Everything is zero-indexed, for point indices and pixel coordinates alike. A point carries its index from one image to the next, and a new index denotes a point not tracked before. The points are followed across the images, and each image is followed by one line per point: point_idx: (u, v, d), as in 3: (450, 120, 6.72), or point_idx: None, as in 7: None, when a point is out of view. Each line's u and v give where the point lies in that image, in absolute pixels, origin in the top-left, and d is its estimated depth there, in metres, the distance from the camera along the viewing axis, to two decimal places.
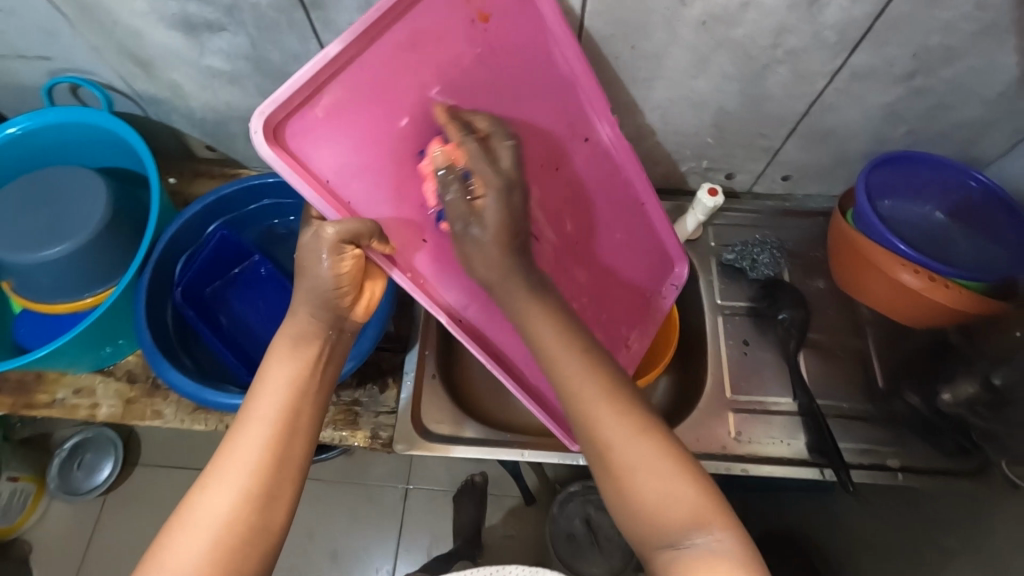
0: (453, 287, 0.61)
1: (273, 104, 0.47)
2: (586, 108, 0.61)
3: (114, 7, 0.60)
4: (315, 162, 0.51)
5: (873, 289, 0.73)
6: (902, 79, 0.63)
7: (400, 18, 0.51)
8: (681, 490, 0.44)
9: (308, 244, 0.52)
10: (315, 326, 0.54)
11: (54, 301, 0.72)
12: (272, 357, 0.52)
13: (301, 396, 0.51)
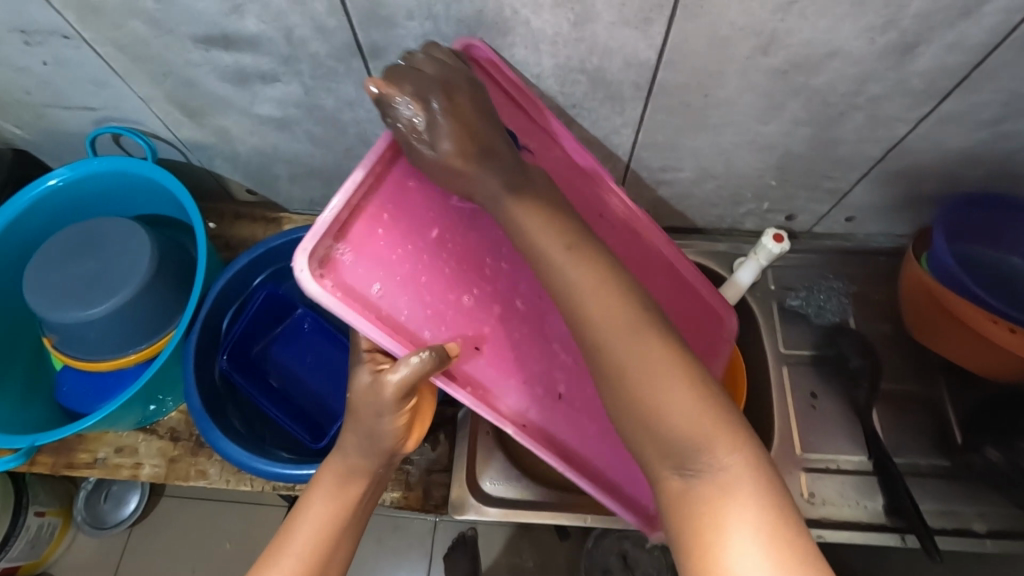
0: (514, 392, 0.56)
1: (313, 239, 0.47)
2: (597, 190, 0.61)
3: (165, 58, 0.58)
4: (361, 288, 0.49)
5: (949, 340, 0.69)
6: (990, 124, 0.59)
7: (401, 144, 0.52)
8: (692, 406, 0.40)
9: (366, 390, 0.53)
10: (365, 472, 0.56)
11: (98, 357, 0.70)
12: (315, 490, 0.55)
13: (334, 531, 0.54)
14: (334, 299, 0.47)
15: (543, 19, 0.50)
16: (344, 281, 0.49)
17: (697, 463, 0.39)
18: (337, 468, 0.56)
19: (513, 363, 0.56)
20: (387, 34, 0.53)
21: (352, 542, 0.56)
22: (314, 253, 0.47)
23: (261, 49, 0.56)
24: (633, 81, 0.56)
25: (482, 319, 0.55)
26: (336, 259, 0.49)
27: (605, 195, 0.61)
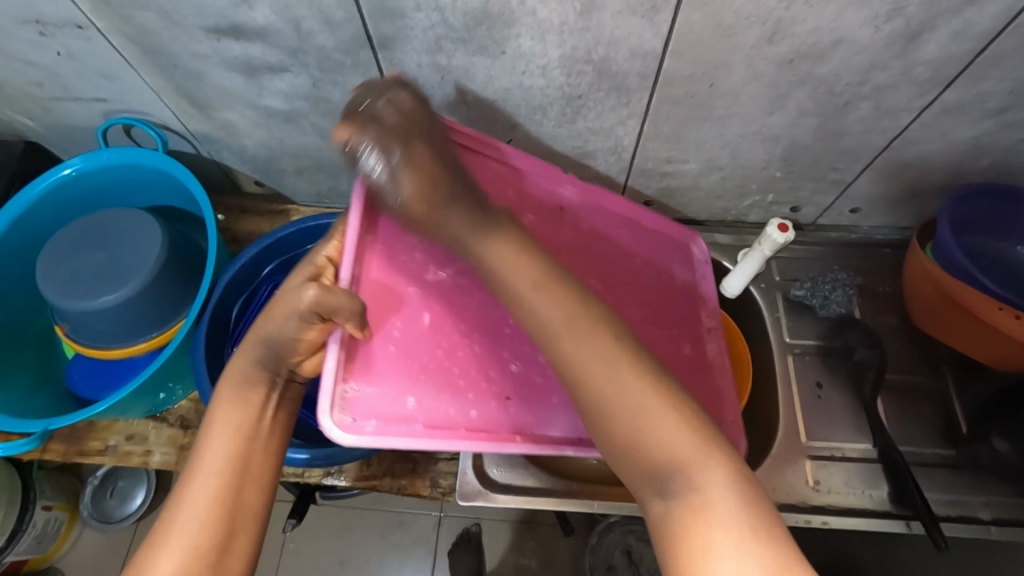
0: (555, 421, 0.58)
1: (327, 400, 0.51)
2: (560, 188, 0.66)
3: (176, 49, 0.59)
4: (383, 415, 0.53)
5: (957, 331, 0.70)
6: (995, 113, 0.59)
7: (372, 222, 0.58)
8: (673, 432, 0.43)
9: (289, 296, 0.52)
10: (256, 372, 0.53)
11: (109, 346, 0.70)
12: (216, 406, 0.52)
13: (249, 444, 0.50)
14: (373, 434, 0.52)
15: (550, 9, 0.50)
16: (374, 411, 0.53)
17: (677, 485, 0.42)
18: (235, 377, 0.52)
19: (544, 394, 0.59)
20: (395, 25, 0.53)
21: (282, 446, 0.52)
22: (335, 405, 0.52)
23: (270, 41, 0.56)
24: (639, 72, 0.57)
25: (502, 372, 0.59)
26: (355, 390, 0.53)
27: (557, 185, 0.66)
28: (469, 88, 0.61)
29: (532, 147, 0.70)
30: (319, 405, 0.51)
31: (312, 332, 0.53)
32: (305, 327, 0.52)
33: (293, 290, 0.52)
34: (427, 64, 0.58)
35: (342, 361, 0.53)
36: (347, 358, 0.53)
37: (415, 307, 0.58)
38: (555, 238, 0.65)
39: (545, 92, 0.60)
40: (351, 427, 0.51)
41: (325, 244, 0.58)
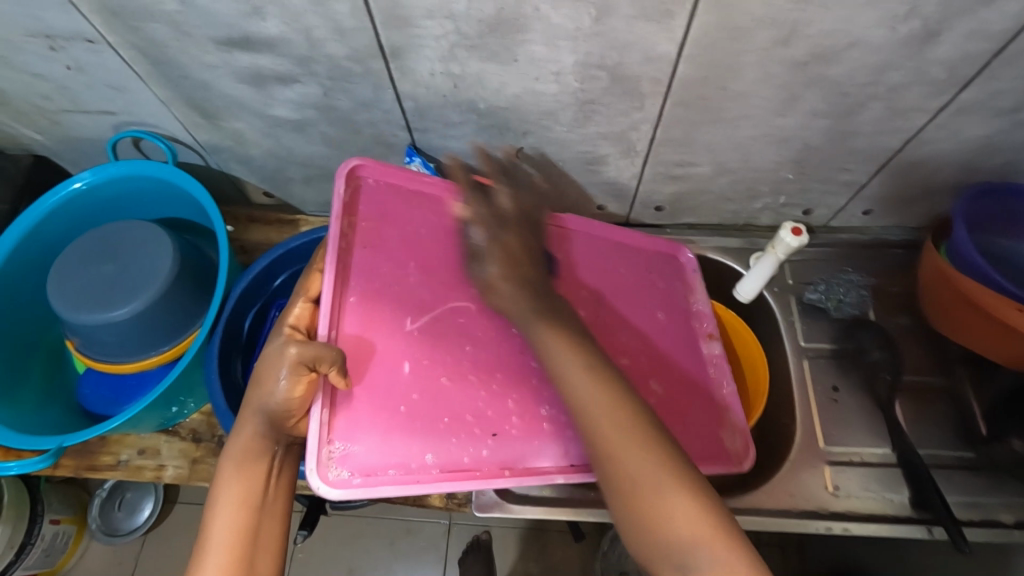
0: (546, 451, 0.58)
1: (313, 458, 0.51)
2: (534, 215, 0.69)
3: (187, 60, 0.59)
4: (372, 469, 0.53)
5: (975, 334, 0.69)
6: (1009, 112, 0.59)
7: (346, 269, 0.59)
8: (687, 521, 0.45)
9: (270, 359, 0.53)
10: (257, 446, 0.53)
11: (120, 360, 0.70)
12: (221, 480, 0.52)
13: (259, 514, 0.52)
14: (361, 487, 0.52)
15: (563, 14, 0.50)
16: (361, 464, 0.53)
17: (694, 564, 0.45)
18: (237, 451, 0.53)
19: (538, 427, 0.58)
20: (406, 33, 0.53)
21: (289, 511, 0.54)
22: (323, 464, 0.52)
23: (281, 50, 0.56)
24: (652, 76, 0.56)
25: (489, 408, 0.58)
26: (343, 450, 0.53)
27: (537, 213, 0.69)
28: (481, 94, 0.60)
29: (542, 152, 0.69)
30: (307, 463, 0.51)
31: (299, 389, 0.52)
32: (295, 381, 0.52)
33: (276, 350, 0.52)
34: (439, 71, 0.58)
35: (325, 419, 0.53)
36: (330, 416, 0.53)
37: (398, 355, 0.57)
38: (540, 266, 0.67)
39: (558, 97, 0.60)
40: (341, 483, 0.51)
41: (289, 313, 0.58)
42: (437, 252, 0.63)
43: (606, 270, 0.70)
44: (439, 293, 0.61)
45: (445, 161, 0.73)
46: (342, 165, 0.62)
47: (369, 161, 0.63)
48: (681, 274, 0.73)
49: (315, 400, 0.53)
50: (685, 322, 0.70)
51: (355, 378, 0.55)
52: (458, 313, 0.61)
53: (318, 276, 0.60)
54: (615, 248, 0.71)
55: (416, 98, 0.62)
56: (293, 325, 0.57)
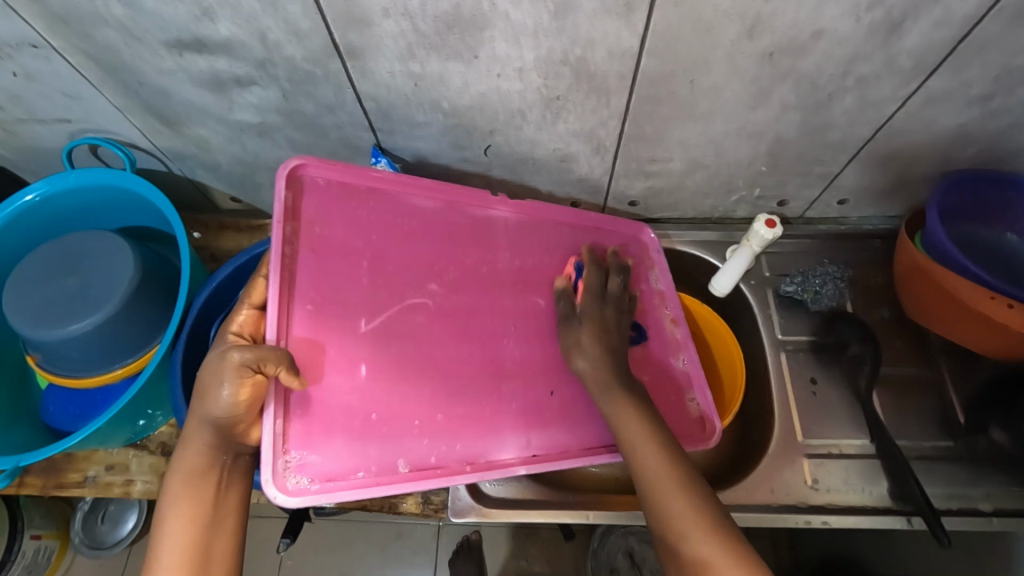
0: (507, 441, 0.61)
1: (267, 470, 0.50)
2: (485, 208, 0.68)
3: (139, 66, 0.57)
4: (332, 473, 0.54)
5: (953, 324, 0.68)
6: (980, 100, 0.58)
7: (294, 270, 0.57)
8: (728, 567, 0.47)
9: (210, 368, 0.50)
10: (206, 462, 0.52)
11: (83, 375, 0.69)
12: (165, 500, 0.51)
13: (208, 533, 0.51)
14: (319, 492, 0.52)
15: (522, 11, 0.49)
16: (319, 468, 0.53)
17: None
18: (185, 469, 0.51)
19: (495, 420, 0.61)
20: (363, 34, 0.52)
21: (243, 520, 0.53)
22: (280, 475, 0.51)
23: (236, 54, 0.54)
24: (618, 72, 0.55)
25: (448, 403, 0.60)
26: (298, 457, 0.53)
27: (492, 206, 0.68)
28: (444, 94, 0.59)
29: (512, 150, 0.68)
30: (262, 474, 0.50)
31: (245, 393, 0.50)
32: (239, 386, 0.49)
33: (218, 355, 0.50)
34: (400, 71, 0.56)
35: (279, 429, 0.52)
36: (284, 426, 0.53)
37: (353, 358, 0.57)
38: (494, 260, 0.67)
39: (524, 95, 0.59)
40: (299, 491, 0.51)
41: (232, 320, 0.57)
42: (390, 251, 0.62)
43: (562, 264, 0.69)
44: (393, 294, 0.61)
45: (414, 161, 0.71)
46: (282, 166, 0.58)
47: (312, 160, 0.60)
48: (642, 261, 0.74)
49: (267, 411, 0.52)
50: (646, 307, 0.71)
51: (310, 382, 0.55)
52: (416, 312, 0.62)
53: (262, 282, 0.59)
54: (570, 238, 0.71)
55: (378, 99, 0.60)
56: (238, 332, 0.56)
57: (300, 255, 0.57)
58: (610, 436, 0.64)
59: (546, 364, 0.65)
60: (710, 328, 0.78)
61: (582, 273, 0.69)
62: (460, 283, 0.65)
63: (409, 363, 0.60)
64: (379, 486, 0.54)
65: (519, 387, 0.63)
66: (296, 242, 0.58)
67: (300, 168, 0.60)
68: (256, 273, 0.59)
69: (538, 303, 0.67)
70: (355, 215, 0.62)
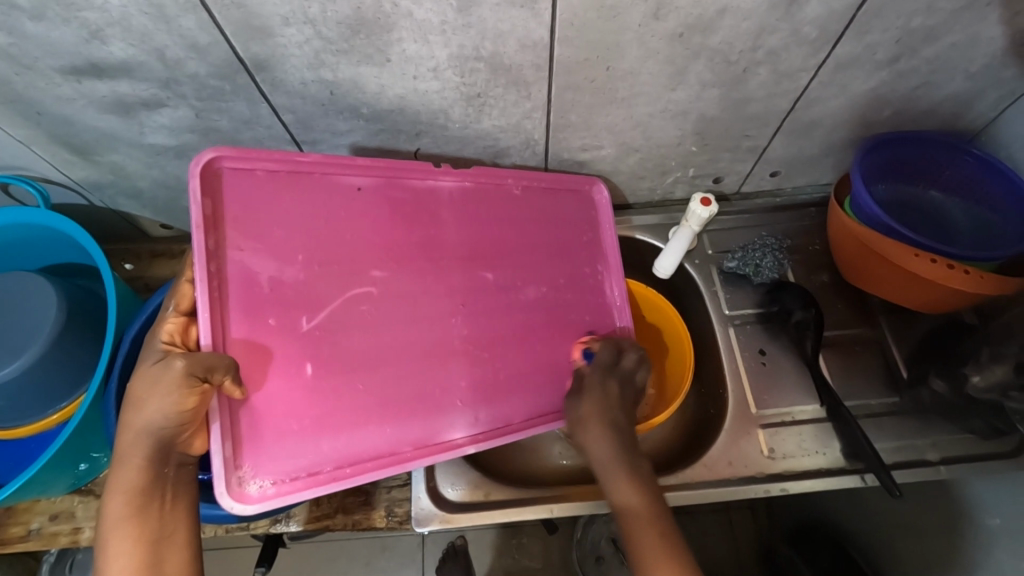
0: (456, 419, 0.60)
1: (222, 483, 0.50)
2: (424, 178, 0.64)
3: (36, 95, 0.54)
4: (287, 474, 0.53)
5: (892, 286, 0.70)
6: (887, 63, 0.60)
7: (227, 271, 0.53)
8: (627, 491, 0.55)
9: (149, 376, 0.48)
10: (145, 477, 0.48)
11: (16, 424, 0.66)
12: (106, 522, 0.47)
13: (157, 547, 0.48)
14: (276, 496, 0.52)
15: (426, 8, 0.48)
16: (275, 471, 0.52)
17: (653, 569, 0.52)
18: (125, 489, 0.47)
19: (443, 400, 0.60)
20: (266, 44, 0.50)
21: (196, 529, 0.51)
22: (236, 487, 0.51)
23: (136, 75, 0.52)
24: (533, 63, 0.55)
25: (397, 389, 0.59)
26: (251, 467, 0.52)
27: (436, 174, 0.65)
28: (362, 99, 0.58)
29: (441, 151, 0.67)
30: (217, 488, 0.50)
31: (192, 401, 0.48)
32: (184, 395, 0.47)
33: (158, 368, 0.48)
34: (312, 79, 0.55)
35: (228, 453, 0.51)
36: (232, 448, 0.51)
37: (296, 357, 0.55)
38: (441, 231, 0.64)
39: (443, 94, 0.58)
40: (257, 498, 0.51)
41: (158, 329, 0.52)
42: (326, 239, 0.59)
43: (509, 227, 0.68)
44: (333, 284, 0.58)
45: None
46: (194, 164, 0.53)
47: (228, 151, 0.55)
48: (591, 219, 0.73)
49: (214, 430, 0.50)
50: (589, 276, 0.71)
51: (252, 388, 0.53)
52: (359, 301, 0.59)
53: (190, 288, 0.55)
54: (518, 199, 0.69)
55: (295, 110, 0.59)
56: (169, 341, 0.52)
57: (229, 262, 0.54)
58: (559, 403, 0.64)
59: (494, 337, 0.64)
60: (659, 312, 0.79)
61: (527, 235, 0.69)
62: (403, 263, 0.62)
63: (357, 356, 0.58)
64: (337, 481, 0.54)
65: (467, 363, 0.62)
66: (221, 254, 0.53)
67: (216, 162, 0.55)
68: (183, 277, 0.56)
69: (486, 275, 0.65)
70: (288, 202, 0.58)
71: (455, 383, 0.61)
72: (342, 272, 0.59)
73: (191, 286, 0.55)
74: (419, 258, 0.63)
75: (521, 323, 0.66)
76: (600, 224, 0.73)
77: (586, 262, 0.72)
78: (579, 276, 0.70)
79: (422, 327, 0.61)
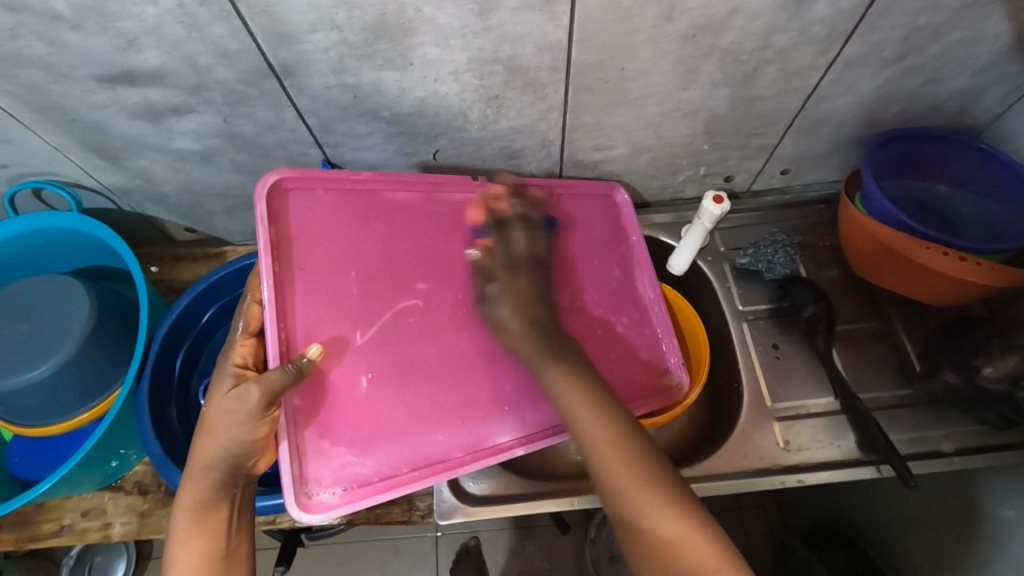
0: (509, 424, 0.61)
1: (289, 493, 0.53)
2: (466, 189, 0.66)
3: (71, 102, 0.56)
4: (348, 483, 0.55)
5: (903, 281, 0.71)
6: (894, 61, 0.61)
7: (290, 291, 0.57)
8: (643, 492, 0.49)
9: (225, 402, 0.51)
10: (211, 496, 0.51)
11: (47, 421, 0.67)
12: (174, 536, 0.50)
13: (224, 563, 0.51)
14: (340, 504, 0.54)
15: (448, 14, 0.50)
16: (341, 480, 0.55)
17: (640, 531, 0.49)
18: (192, 506, 0.51)
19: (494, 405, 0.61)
20: (293, 50, 0.52)
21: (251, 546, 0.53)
22: (303, 497, 0.54)
23: (167, 81, 0.54)
24: (549, 65, 0.57)
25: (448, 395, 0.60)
26: (315, 480, 0.54)
27: (475, 186, 0.67)
28: (383, 102, 0.60)
29: (459, 153, 0.69)
30: (286, 499, 0.53)
31: (262, 430, 0.52)
32: (257, 425, 0.51)
33: (235, 397, 0.50)
34: (335, 84, 0.57)
35: (295, 471, 0.53)
36: (299, 466, 0.54)
37: (353, 370, 0.57)
38: None
39: (461, 97, 0.60)
40: (321, 506, 0.54)
41: (231, 352, 0.55)
42: (377, 251, 0.61)
43: (547, 232, 0.70)
44: (383, 298, 0.60)
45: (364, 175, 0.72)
46: (260, 186, 0.57)
47: (290, 173, 0.58)
48: (619, 222, 0.75)
49: (283, 450, 0.53)
50: (623, 275, 0.72)
51: (315, 398, 0.55)
52: (410, 312, 0.61)
53: (257, 309, 0.57)
54: (550, 207, 0.71)
55: (319, 114, 0.61)
56: (241, 365, 0.55)
57: (293, 278, 0.57)
58: None
59: None
60: (675, 309, 0.81)
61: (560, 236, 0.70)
62: (451, 272, 0.64)
63: (407, 363, 0.59)
64: (395, 489, 0.56)
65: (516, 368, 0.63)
66: (287, 275, 0.57)
67: (280, 183, 0.59)
68: (250, 297, 0.58)
69: None
70: (342, 219, 0.61)
71: (504, 390, 0.62)
72: (391, 287, 0.61)
73: (258, 307, 0.57)
74: (463, 264, 0.65)
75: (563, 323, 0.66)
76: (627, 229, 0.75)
77: (618, 263, 0.73)
78: (611, 274, 0.72)
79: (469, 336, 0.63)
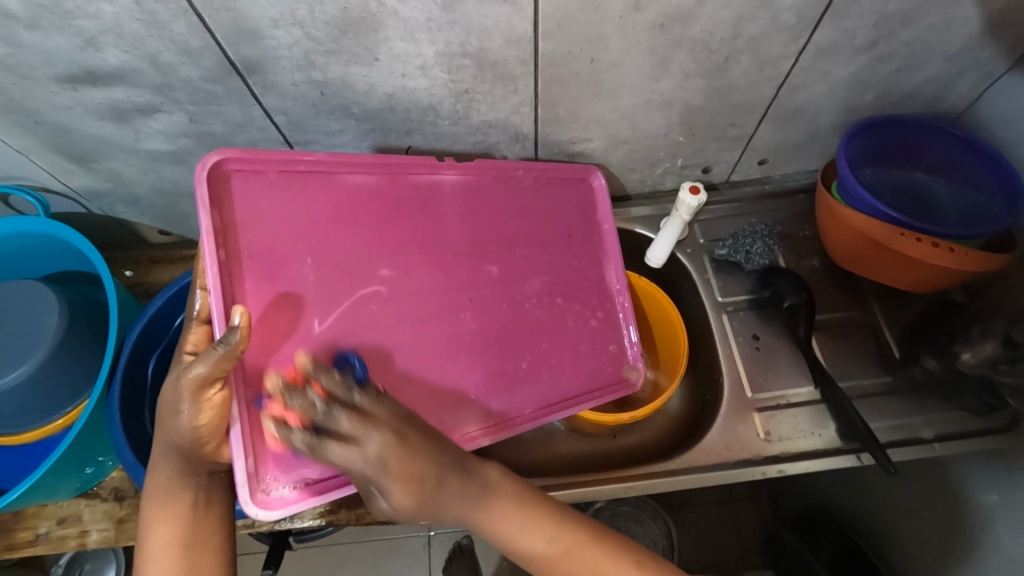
0: (471, 413, 0.63)
1: (244, 489, 0.52)
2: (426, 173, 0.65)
3: (33, 104, 0.55)
4: (305, 479, 0.55)
5: (880, 268, 0.71)
6: (865, 48, 0.61)
7: (239, 282, 0.55)
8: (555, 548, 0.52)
9: (170, 393, 0.50)
10: (177, 484, 0.52)
11: (20, 429, 0.66)
12: (147, 524, 0.52)
13: (191, 552, 0.51)
14: (298, 500, 0.55)
15: (412, 7, 0.49)
16: (301, 476, 0.55)
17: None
18: (161, 494, 0.52)
19: (455, 395, 0.62)
20: (257, 46, 0.51)
21: (228, 531, 0.54)
22: (260, 494, 0.53)
23: (130, 81, 0.54)
24: (518, 58, 0.56)
25: (409, 386, 0.61)
26: (273, 476, 0.54)
27: (435, 167, 0.65)
28: (353, 98, 0.59)
29: (433, 148, 0.68)
30: (241, 496, 0.52)
31: (206, 416, 0.50)
32: (199, 409, 0.50)
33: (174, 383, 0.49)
34: (303, 80, 0.56)
35: (251, 467, 0.52)
36: (254, 462, 0.53)
37: None
38: (445, 227, 0.65)
39: (432, 91, 0.59)
40: (278, 503, 0.54)
41: (185, 340, 0.55)
42: (333, 240, 0.60)
43: (513, 218, 0.69)
44: (342, 286, 0.60)
45: None
46: (201, 170, 0.54)
47: (233, 154, 0.56)
48: (592, 206, 0.73)
49: (235, 444, 0.52)
50: (591, 265, 0.72)
51: None
52: (369, 303, 0.60)
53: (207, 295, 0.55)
54: (518, 192, 0.69)
55: (288, 111, 0.60)
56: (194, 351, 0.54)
57: (241, 268, 0.55)
58: (561, 389, 0.67)
59: (501, 329, 0.66)
60: (654, 301, 0.80)
61: (528, 223, 0.69)
62: (411, 261, 0.63)
63: (371, 353, 0.60)
64: (355, 482, 0.56)
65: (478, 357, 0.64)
66: (234, 264, 0.55)
67: (222, 165, 0.56)
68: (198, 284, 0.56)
69: (492, 268, 0.66)
70: (294, 205, 0.58)
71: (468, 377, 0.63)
72: (352, 276, 0.60)
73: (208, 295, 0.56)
74: (425, 253, 0.64)
75: (527, 314, 0.67)
76: (600, 216, 0.74)
77: (589, 251, 0.72)
78: (580, 262, 0.71)
79: (433, 324, 0.63)
